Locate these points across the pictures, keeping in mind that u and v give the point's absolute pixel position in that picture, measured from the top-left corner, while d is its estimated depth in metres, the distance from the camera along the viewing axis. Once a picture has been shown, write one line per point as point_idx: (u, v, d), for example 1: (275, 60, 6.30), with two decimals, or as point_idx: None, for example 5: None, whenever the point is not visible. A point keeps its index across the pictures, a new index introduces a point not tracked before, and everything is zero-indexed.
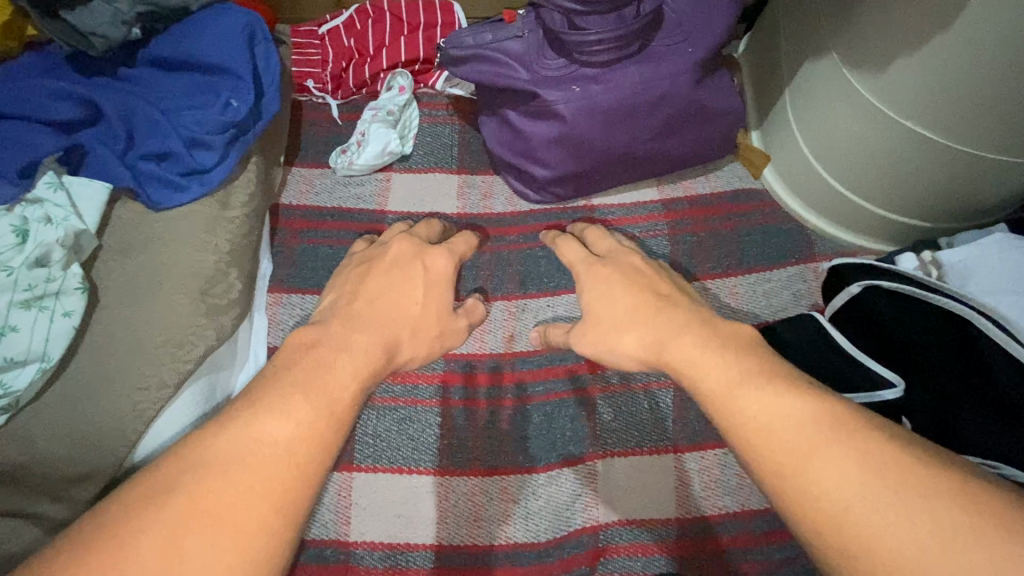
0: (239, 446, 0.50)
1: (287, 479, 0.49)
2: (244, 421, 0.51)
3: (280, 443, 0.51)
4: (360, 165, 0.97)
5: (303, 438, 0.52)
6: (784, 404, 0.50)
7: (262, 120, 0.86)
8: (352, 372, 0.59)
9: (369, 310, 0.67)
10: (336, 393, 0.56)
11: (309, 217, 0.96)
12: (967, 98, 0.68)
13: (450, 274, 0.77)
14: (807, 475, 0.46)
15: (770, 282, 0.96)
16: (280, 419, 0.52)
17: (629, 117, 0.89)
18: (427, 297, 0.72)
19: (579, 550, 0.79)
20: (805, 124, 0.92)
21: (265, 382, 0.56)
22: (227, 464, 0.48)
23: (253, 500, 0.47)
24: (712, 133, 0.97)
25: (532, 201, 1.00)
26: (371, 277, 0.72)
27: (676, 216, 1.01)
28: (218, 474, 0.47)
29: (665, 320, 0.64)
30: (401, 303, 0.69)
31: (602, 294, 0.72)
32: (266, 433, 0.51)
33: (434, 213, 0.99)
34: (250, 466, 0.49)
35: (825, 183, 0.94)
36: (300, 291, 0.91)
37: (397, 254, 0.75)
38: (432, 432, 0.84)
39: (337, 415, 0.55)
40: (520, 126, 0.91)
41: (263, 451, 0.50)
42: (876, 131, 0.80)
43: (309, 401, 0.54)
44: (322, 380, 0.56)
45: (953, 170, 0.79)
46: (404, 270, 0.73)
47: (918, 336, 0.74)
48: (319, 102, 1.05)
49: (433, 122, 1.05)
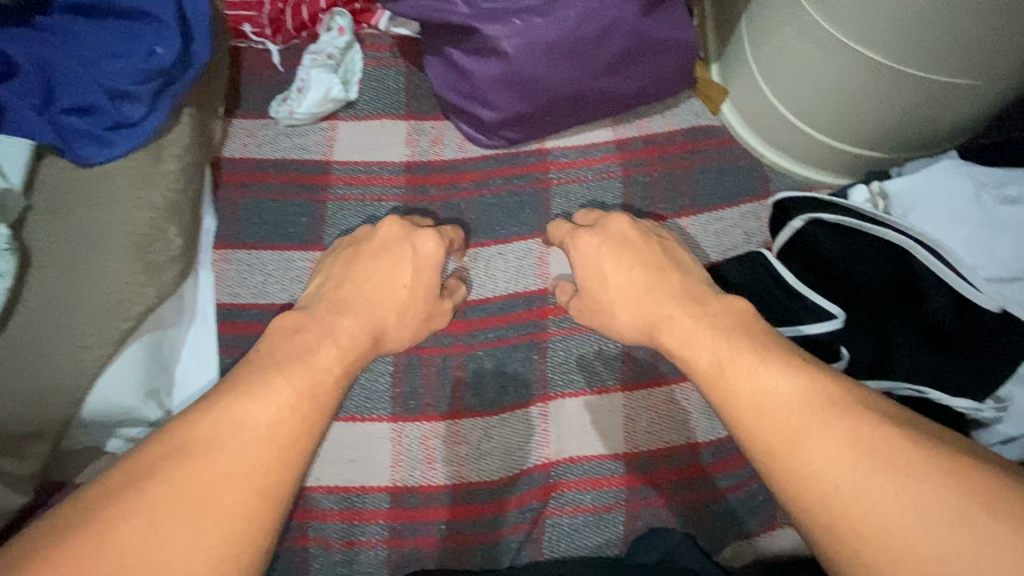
0: (218, 432, 0.54)
1: (265, 458, 0.54)
2: (223, 406, 0.56)
3: (262, 428, 0.55)
4: (301, 114, 0.94)
5: (283, 420, 0.57)
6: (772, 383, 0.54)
7: (192, 68, 0.82)
8: (336, 354, 0.64)
9: (355, 295, 0.72)
10: (323, 367, 0.62)
11: (250, 171, 0.93)
12: (916, 18, 0.65)
13: (437, 260, 0.76)
14: (799, 454, 0.50)
15: (722, 222, 0.94)
16: (262, 402, 0.57)
17: (576, 53, 0.85)
18: (413, 277, 0.75)
19: (531, 486, 0.82)
20: (762, 56, 0.88)
21: (250, 369, 0.60)
22: (212, 443, 0.53)
23: (236, 480, 0.52)
24: (667, 67, 0.93)
25: (483, 145, 0.97)
26: (360, 262, 0.77)
27: (630, 157, 0.98)
28: (204, 458, 0.52)
29: (662, 289, 0.68)
30: (388, 289, 0.73)
31: (594, 262, 0.73)
32: (249, 418, 0.56)
33: (381, 161, 0.96)
34: (228, 450, 0.53)
35: (780, 117, 0.91)
36: (246, 247, 0.88)
37: (386, 238, 0.78)
38: (384, 381, 0.85)
39: (315, 391, 0.60)
40: (463, 65, 0.87)
41: (245, 434, 0.54)
42: (825, 58, 0.77)
43: (290, 384, 0.59)
44: (306, 363, 0.61)
45: (907, 97, 0.76)
46: (393, 253, 0.76)
47: (861, 269, 0.74)
48: (258, 47, 1.02)
49: (377, 66, 1.00)
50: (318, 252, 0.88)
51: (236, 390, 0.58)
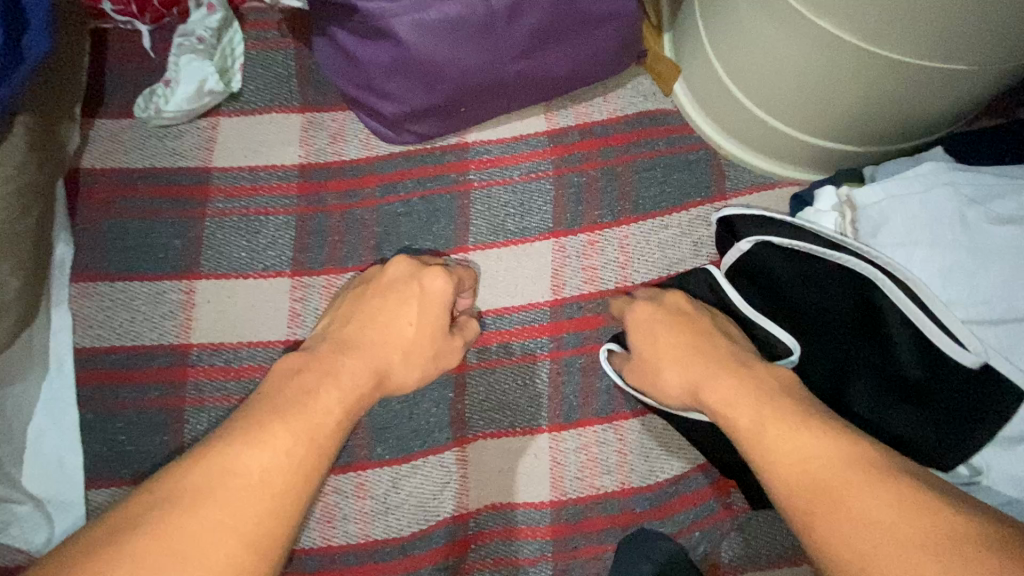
0: (209, 478, 0.49)
1: (260, 507, 0.49)
2: (222, 450, 0.51)
3: (254, 473, 0.50)
4: (171, 113, 0.79)
5: (278, 467, 0.51)
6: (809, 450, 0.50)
7: (25, 64, 0.62)
8: (338, 395, 0.58)
9: (359, 335, 0.65)
10: (320, 418, 0.55)
11: (114, 185, 0.79)
12: None
13: (449, 298, 0.69)
14: (836, 511, 0.46)
15: (668, 230, 0.81)
16: (257, 446, 0.51)
17: (483, 30, 0.70)
18: (421, 313, 0.68)
19: (448, 541, 0.74)
20: (715, 31, 0.72)
21: (251, 414, 0.54)
22: (201, 495, 0.48)
23: (223, 535, 0.46)
24: (603, 42, 0.78)
25: (391, 141, 0.82)
26: (367, 301, 0.69)
27: (563, 152, 0.84)
28: (189, 509, 0.47)
29: (705, 345, 0.63)
30: (394, 327, 0.66)
31: (647, 330, 0.66)
32: (239, 463, 0.50)
33: (272, 165, 0.82)
34: (218, 500, 0.48)
35: (737, 102, 0.76)
36: (112, 278, 0.75)
37: (393, 275, 0.70)
38: None
39: (318, 441, 0.54)
40: (350, 50, 0.72)
41: (236, 482, 0.49)
42: (780, 33, 0.63)
43: (291, 430, 0.53)
44: (302, 407, 0.55)
45: (881, 83, 0.61)
46: (400, 294, 0.69)
47: (818, 300, 0.63)
48: (127, 28, 0.86)
49: (263, 49, 0.85)
50: (193, 281, 0.76)
51: (232, 433, 0.53)
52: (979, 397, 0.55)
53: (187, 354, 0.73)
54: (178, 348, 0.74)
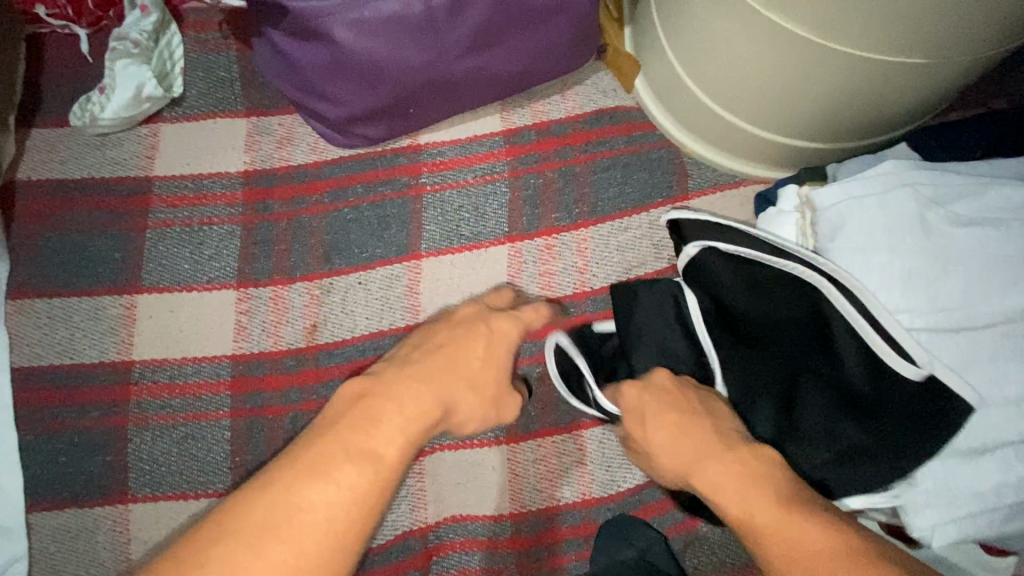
0: (276, 511, 0.45)
1: (322, 548, 0.45)
2: (287, 486, 0.46)
3: (319, 511, 0.45)
4: (109, 121, 0.77)
5: (343, 504, 0.46)
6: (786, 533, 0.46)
7: None
8: (399, 425, 0.52)
9: (428, 360, 0.58)
10: (380, 450, 0.50)
11: (50, 197, 0.76)
12: None
13: (515, 341, 0.64)
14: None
15: (629, 232, 0.77)
16: (321, 481, 0.46)
17: (425, 28, 0.67)
18: (488, 349, 0.62)
19: (408, 554, 0.73)
20: (671, 21, 0.68)
21: (316, 441, 0.49)
22: (263, 530, 0.44)
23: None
24: (554, 37, 0.74)
25: (340, 145, 0.79)
26: (438, 333, 0.63)
27: (519, 153, 0.81)
28: (251, 549, 0.43)
29: (690, 421, 0.56)
30: (461, 360, 0.60)
31: (637, 416, 0.59)
32: (305, 498, 0.46)
33: (216, 172, 0.79)
34: (284, 537, 0.44)
35: (696, 99, 0.73)
36: (48, 294, 0.72)
37: (461, 315, 0.65)
38: (221, 451, 0.70)
39: (381, 471, 0.49)
40: (288, 51, 0.69)
41: (300, 518, 0.45)
42: (732, 24, 0.59)
43: (357, 466, 0.48)
44: (365, 437, 0.50)
45: (838, 78, 0.58)
46: (470, 331, 0.62)
47: (769, 307, 0.61)
48: (63, 32, 0.82)
49: (205, 51, 0.81)
50: (134, 295, 0.73)
51: (299, 461, 0.48)
52: (926, 413, 0.54)
53: (129, 372, 0.71)
54: (120, 364, 0.71)
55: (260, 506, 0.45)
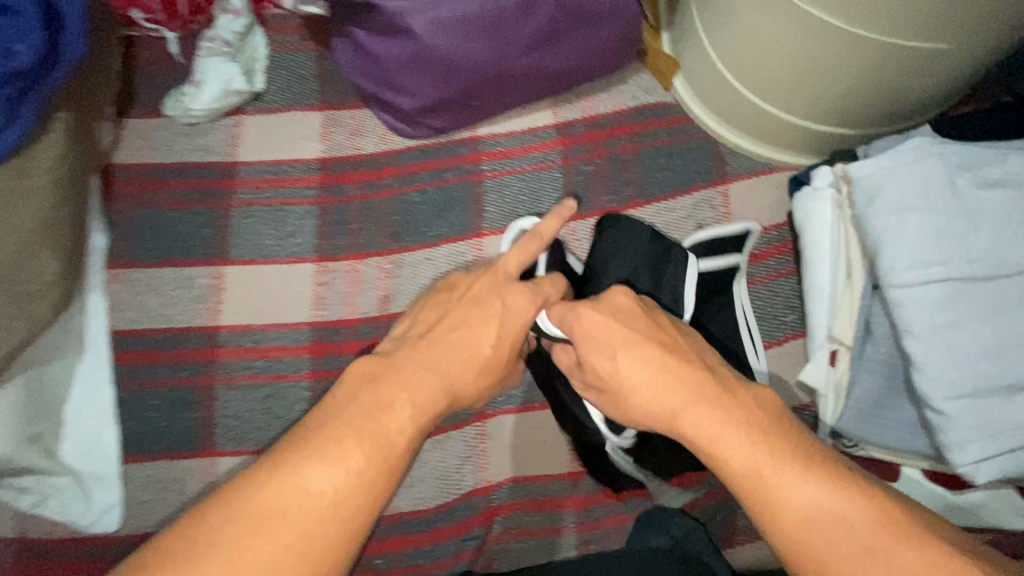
0: (284, 497, 0.42)
1: (333, 531, 0.43)
2: (288, 470, 0.44)
3: (327, 496, 0.43)
4: (199, 112, 0.84)
5: (350, 488, 0.44)
6: (795, 487, 0.45)
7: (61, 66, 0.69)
8: (408, 413, 0.49)
9: (436, 344, 0.54)
10: (390, 433, 0.47)
11: (145, 179, 0.84)
12: None
13: (529, 320, 0.58)
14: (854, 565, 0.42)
15: (674, 212, 0.85)
16: (331, 466, 0.44)
17: (495, 26, 0.75)
18: (500, 331, 0.57)
19: (472, 513, 0.77)
20: (713, 23, 0.77)
21: (323, 413, 0.47)
22: (271, 518, 0.42)
23: (292, 561, 0.41)
24: (605, 39, 0.82)
25: (407, 136, 0.87)
26: (451, 310, 0.58)
27: (570, 143, 0.88)
28: (262, 533, 0.41)
29: (681, 366, 0.52)
30: (471, 344, 0.55)
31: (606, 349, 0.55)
32: (314, 482, 0.43)
33: (294, 159, 0.86)
34: (293, 522, 0.42)
35: (735, 92, 0.81)
36: (144, 266, 0.80)
37: (474, 291, 0.58)
38: (302, 409, 0.75)
39: (388, 456, 0.46)
40: (371, 48, 0.77)
41: (309, 504, 0.43)
42: (772, 21, 0.67)
43: (361, 447, 0.46)
44: (381, 416, 0.48)
45: (869, 65, 0.66)
46: (481, 309, 0.57)
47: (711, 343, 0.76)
48: (154, 36, 0.91)
49: (286, 52, 0.90)
50: (222, 267, 0.80)
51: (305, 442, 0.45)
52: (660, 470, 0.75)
53: (216, 336, 0.77)
54: (208, 329, 0.77)
55: (270, 486, 0.43)
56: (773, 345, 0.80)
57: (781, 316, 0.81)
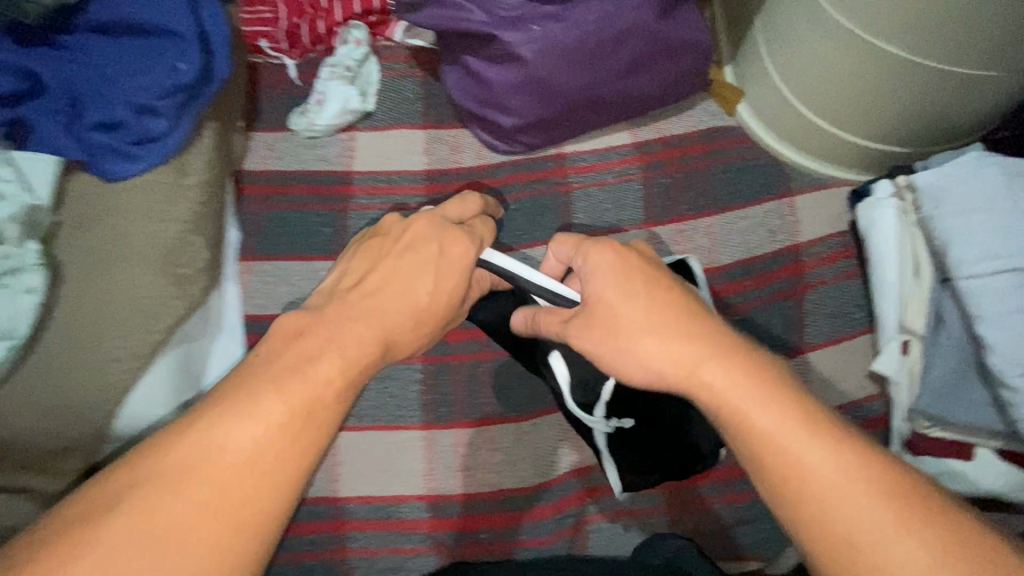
0: (197, 451, 0.47)
1: (246, 486, 0.47)
2: (214, 423, 0.49)
3: (244, 451, 0.48)
4: (321, 127, 0.95)
5: (267, 444, 0.49)
6: (812, 453, 0.48)
7: (213, 83, 0.81)
8: (338, 367, 0.55)
9: (372, 295, 0.62)
10: (321, 378, 0.53)
11: (272, 183, 0.94)
12: (923, 13, 0.66)
13: (465, 266, 0.66)
14: (838, 512, 0.47)
15: (747, 220, 0.94)
16: (244, 419, 0.49)
17: (593, 56, 0.85)
18: (438, 279, 0.64)
19: (569, 492, 0.81)
20: (781, 56, 0.87)
21: (242, 380, 0.52)
22: (185, 472, 0.47)
23: (209, 517, 0.46)
24: (684, 69, 0.93)
25: (503, 152, 0.97)
26: (387, 257, 0.65)
27: (649, 159, 0.98)
28: (177, 486, 0.46)
29: (700, 324, 0.56)
30: (408, 289, 0.63)
31: (620, 299, 0.58)
32: (229, 439, 0.48)
33: (403, 171, 0.97)
34: (208, 477, 0.47)
35: (801, 117, 0.91)
36: (271, 259, 0.91)
37: (413, 236, 0.66)
38: (414, 389, 0.82)
39: (314, 411, 0.52)
40: (483, 73, 0.88)
41: (223, 459, 0.47)
42: (840, 53, 0.78)
43: (283, 400, 0.51)
44: (301, 375, 0.53)
45: (927, 90, 0.76)
46: (420, 254, 0.65)
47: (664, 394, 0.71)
48: (276, 63, 1.02)
49: (395, 77, 1.01)
50: None
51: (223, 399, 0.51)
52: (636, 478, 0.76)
53: None
54: None
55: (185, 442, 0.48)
56: (844, 339, 0.88)
57: (849, 312, 0.89)
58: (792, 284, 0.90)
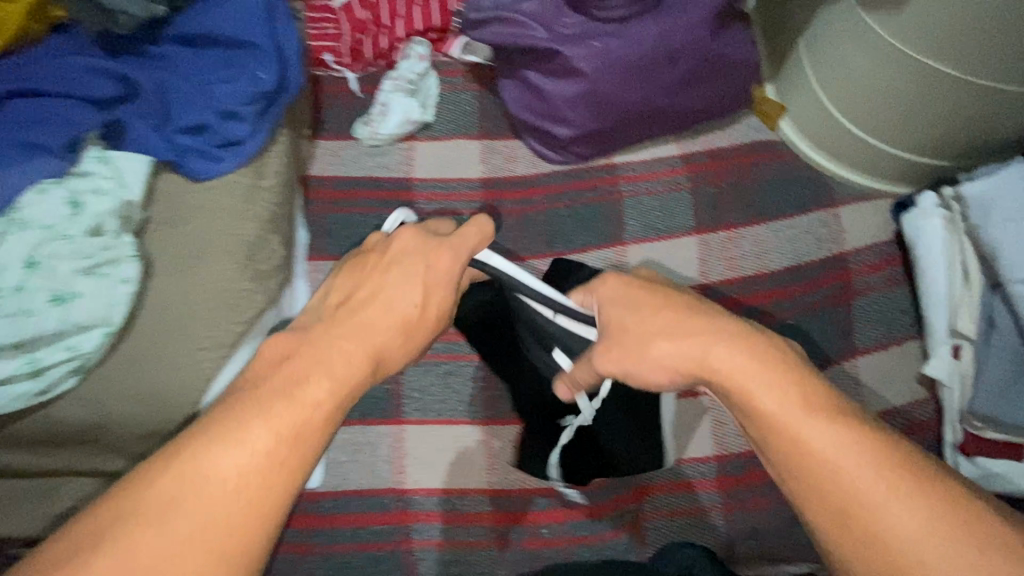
0: (176, 487, 0.43)
1: (232, 517, 0.43)
2: (203, 450, 0.45)
3: (230, 480, 0.44)
4: (383, 135, 1.00)
5: (256, 469, 0.45)
6: (821, 439, 0.47)
7: (289, 91, 0.86)
8: (326, 385, 0.50)
9: (357, 312, 0.56)
10: (307, 397, 0.49)
11: (337, 188, 1.00)
12: (974, 33, 0.70)
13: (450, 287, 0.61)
14: (854, 498, 0.45)
15: (795, 229, 0.97)
16: (234, 448, 0.45)
17: (649, 71, 0.89)
18: (426, 295, 0.58)
19: (625, 490, 0.83)
20: (826, 74, 0.92)
21: (236, 404, 0.48)
22: (165, 509, 0.43)
23: (195, 549, 0.42)
24: (732, 85, 0.97)
25: (556, 162, 1.02)
26: (369, 274, 0.59)
27: (697, 170, 1.02)
28: (159, 522, 0.42)
29: (708, 321, 0.54)
30: (391, 308, 0.56)
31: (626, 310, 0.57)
32: (218, 469, 0.44)
33: (460, 179, 1.02)
34: (190, 510, 0.43)
35: (845, 132, 0.95)
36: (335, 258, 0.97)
37: (397, 250, 0.60)
38: (476, 386, 0.85)
39: (302, 434, 0.47)
40: (542, 86, 0.92)
41: (207, 490, 0.43)
42: (889, 70, 0.82)
43: (272, 426, 0.46)
44: (291, 395, 0.48)
45: (971, 105, 0.80)
46: (403, 269, 0.58)
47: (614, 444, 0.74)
48: (338, 75, 1.07)
49: (452, 91, 1.06)
50: None
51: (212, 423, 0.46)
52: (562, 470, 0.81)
53: None
54: None
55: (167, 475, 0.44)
56: (890, 345, 0.92)
57: (897, 319, 0.92)
58: (840, 290, 0.94)
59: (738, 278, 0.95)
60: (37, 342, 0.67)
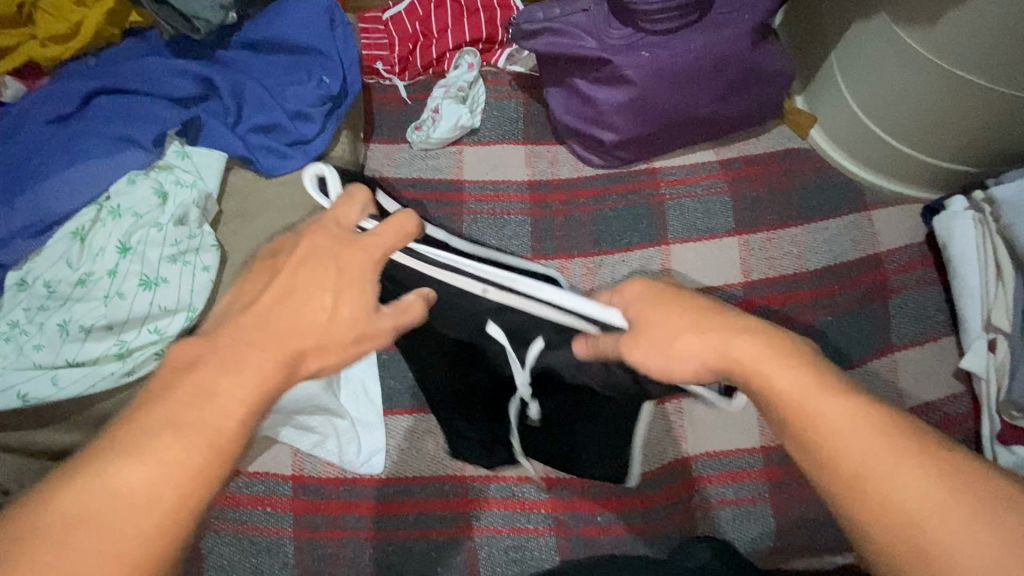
0: (80, 503, 0.37)
1: (135, 533, 0.37)
2: (107, 463, 0.38)
3: (138, 494, 0.38)
4: (435, 139, 1.04)
5: (168, 477, 0.38)
6: (832, 410, 0.42)
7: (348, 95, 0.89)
8: (243, 391, 0.42)
9: (274, 318, 0.45)
10: (229, 400, 0.41)
11: (392, 189, 1.04)
12: (1010, 47, 0.74)
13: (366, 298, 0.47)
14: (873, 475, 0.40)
15: (829, 231, 1.02)
16: (137, 462, 0.38)
17: (689, 80, 0.94)
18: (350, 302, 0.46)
19: (675, 480, 0.87)
20: (859, 86, 0.97)
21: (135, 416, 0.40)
22: (65, 533, 0.36)
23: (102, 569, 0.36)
24: (769, 94, 1.02)
25: (598, 166, 1.06)
26: (277, 281, 0.46)
27: (734, 175, 1.06)
28: (62, 544, 0.36)
29: (726, 321, 0.46)
30: (307, 315, 0.45)
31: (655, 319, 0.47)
32: (122, 481, 0.38)
33: (507, 181, 1.06)
34: (97, 529, 0.37)
35: (874, 139, 1.00)
36: None
37: (313, 249, 0.47)
38: None
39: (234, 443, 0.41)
40: (590, 93, 0.97)
41: (116, 505, 0.37)
42: (924, 79, 0.86)
43: (187, 436, 0.40)
44: (204, 403, 0.41)
45: (1001, 114, 0.84)
46: (321, 275, 0.46)
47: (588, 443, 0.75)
48: (388, 83, 1.11)
49: (499, 98, 1.11)
50: None
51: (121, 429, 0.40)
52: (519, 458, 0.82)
53: None
54: None
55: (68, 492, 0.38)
56: (926, 341, 0.95)
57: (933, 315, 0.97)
58: (876, 288, 0.98)
59: (778, 278, 1.00)
60: (127, 325, 0.72)
